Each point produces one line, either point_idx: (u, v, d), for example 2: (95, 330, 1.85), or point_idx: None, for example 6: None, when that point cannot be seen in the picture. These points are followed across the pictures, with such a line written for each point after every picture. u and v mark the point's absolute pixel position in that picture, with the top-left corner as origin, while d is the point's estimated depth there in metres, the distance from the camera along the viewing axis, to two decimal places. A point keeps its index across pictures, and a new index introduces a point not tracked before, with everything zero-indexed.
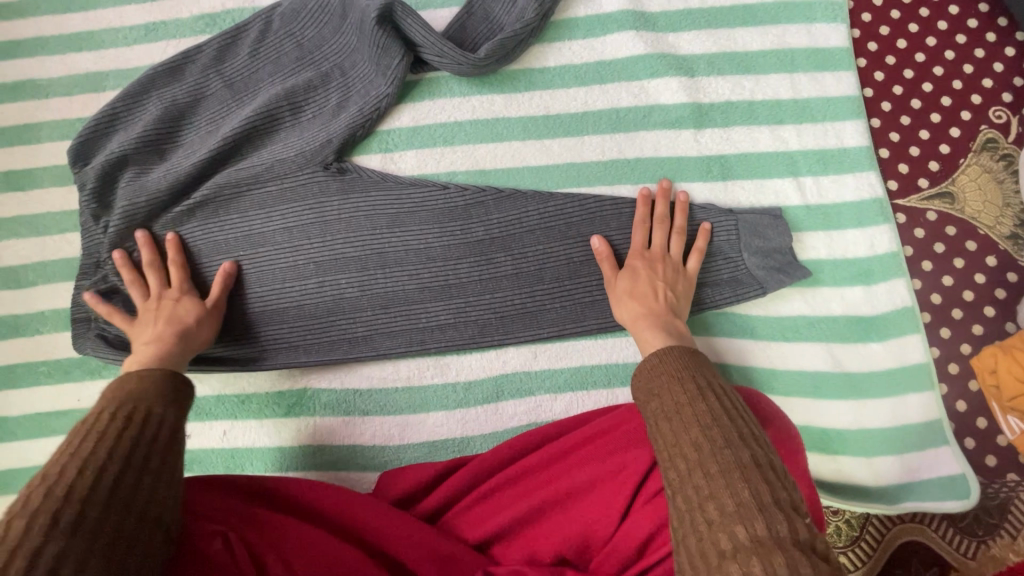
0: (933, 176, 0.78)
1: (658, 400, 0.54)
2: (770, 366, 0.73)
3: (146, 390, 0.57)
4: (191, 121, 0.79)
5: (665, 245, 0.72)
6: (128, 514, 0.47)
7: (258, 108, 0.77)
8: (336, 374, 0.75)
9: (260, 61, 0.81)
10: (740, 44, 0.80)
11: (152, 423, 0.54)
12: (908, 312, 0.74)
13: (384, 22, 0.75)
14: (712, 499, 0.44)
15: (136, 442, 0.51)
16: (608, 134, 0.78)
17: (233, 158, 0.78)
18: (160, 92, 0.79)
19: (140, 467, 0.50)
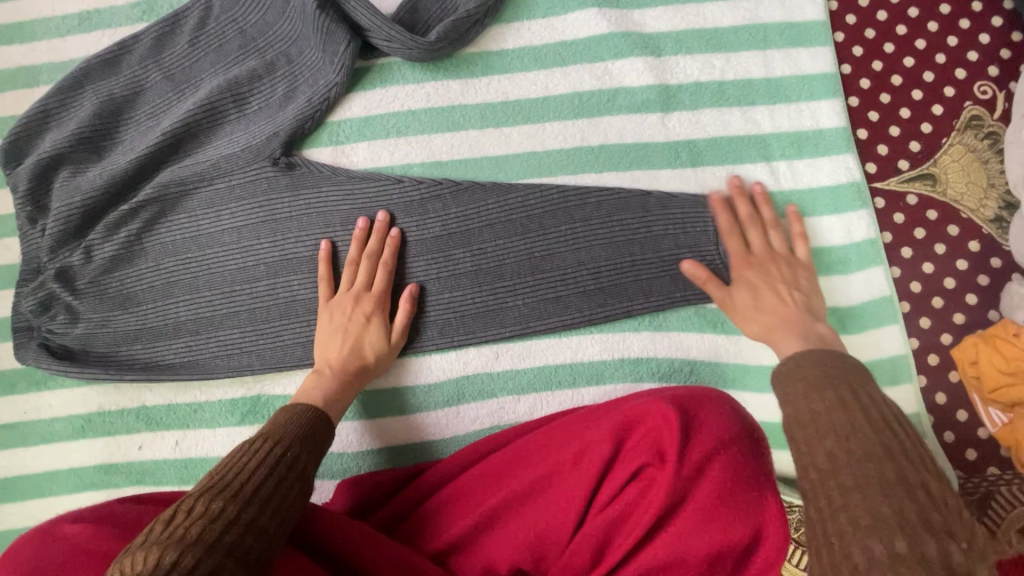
0: (914, 158, 0.74)
1: (790, 406, 0.50)
2: (741, 362, 0.70)
3: (297, 432, 0.57)
4: (129, 118, 0.75)
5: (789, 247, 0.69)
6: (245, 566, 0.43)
7: (199, 101, 0.73)
8: (291, 380, 0.72)
9: (201, 50, 0.76)
10: (709, 20, 0.75)
11: (291, 464, 0.53)
12: (886, 303, 0.70)
13: (326, 7, 0.71)
14: (845, 510, 0.40)
15: (272, 486, 0.50)
16: (570, 121, 0.74)
17: (174, 155, 0.74)
18: (96, 86, 0.75)
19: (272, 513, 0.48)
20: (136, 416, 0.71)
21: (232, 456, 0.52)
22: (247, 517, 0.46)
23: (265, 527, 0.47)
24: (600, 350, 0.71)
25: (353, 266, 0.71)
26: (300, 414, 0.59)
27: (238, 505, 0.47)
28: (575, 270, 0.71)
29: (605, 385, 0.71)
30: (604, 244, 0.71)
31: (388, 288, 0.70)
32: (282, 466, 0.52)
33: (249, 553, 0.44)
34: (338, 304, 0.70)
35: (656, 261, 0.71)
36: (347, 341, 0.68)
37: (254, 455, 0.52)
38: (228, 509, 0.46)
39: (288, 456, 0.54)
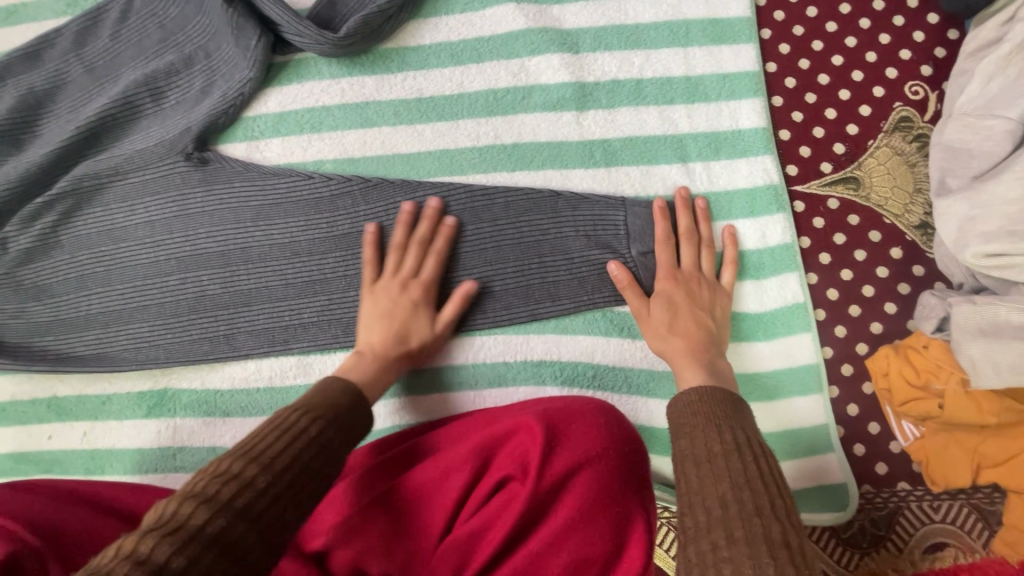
0: (838, 160, 0.71)
1: (688, 441, 0.54)
2: (647, 368, 0.69)
3: (337, 417, 0.54)
4: (51, 112, 0.76)
5: (716, 270, 0.68)
6: (259, 536, 0.42)
7: (116, 95, 0.74)
8: (198, 374, 0.73)
9: (122, 44, 0.76)
10: (630, 16, 0.73)
11: (325, 446, 0.51)
12: (799, 310, 0.68)
13: (235, 3, 0.71)
14: (729, 562, 0.42)
15: (302, 459, 0.48)
16: (483, 118, 0.73)
17: (90, 149, 0.75)
18: (17, 79, 0.75)
19: (294, 486, 0.46)
20: (47, 406, 0.73)
21: (263, 428, 0.50)
22: (270, 491, 0.45)
23: (285, 501, 0.45)
24: (503, 352, 0.69)
25: (399, 253, 0.69)
26: (311, 390, 0.57)
27: (269, 476, 0.45)
28: (481, 271, 0.70)
29: (509, 387, 0.69)
30: (513, 244, 0.70)
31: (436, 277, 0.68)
32: (315, 445, 0.50)
33: (269, 525, 0.43)
34: (382, 288, 0.68)
35: (566, 263, 0.69)
36: (394, 328, 0.66)
37: (291, 430, 0.50)
38: (258, 482, 0.45)
39: (328, 438, 0.52)
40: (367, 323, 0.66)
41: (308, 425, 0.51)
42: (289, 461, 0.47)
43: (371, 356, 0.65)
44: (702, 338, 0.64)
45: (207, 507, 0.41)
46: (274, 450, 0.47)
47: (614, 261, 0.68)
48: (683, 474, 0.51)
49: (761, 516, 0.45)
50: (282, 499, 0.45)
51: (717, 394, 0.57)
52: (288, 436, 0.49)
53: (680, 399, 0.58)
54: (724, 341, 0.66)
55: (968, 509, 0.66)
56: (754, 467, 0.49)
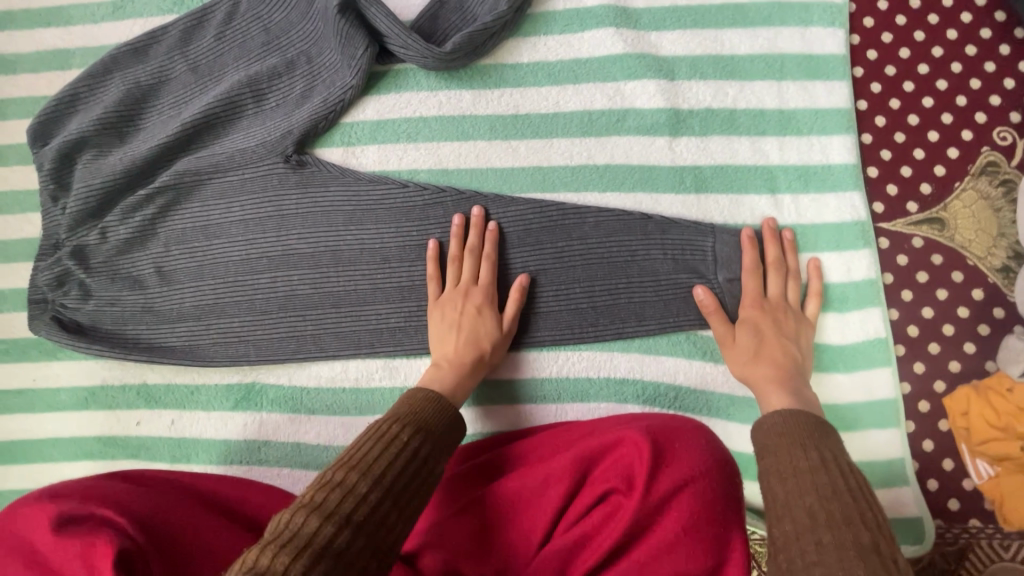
0: (924, 200, 0.72)
1: (773, 457, 0.54)
2: (728, 393, 0.70)
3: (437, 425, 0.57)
4: (154, 107, 0.78)
5: (801, 299, 0.69)
6: (372, 554, 0.46)
7: (220, 95, 0.75)
8: (286, 370, 0.74)
9: (227, 45, 0.78)
10: (727, 47, 0.75)
11: (429, 460, 0.54)
12: (881, 344, 0.69)
13: (347, 11, 0.73)
14: (820, 567, 0.43)
15: (404, 474, 0.51)
16: (578, 138, 0.75)
17: (191, 145, 0.76)
18: (123, 73, 0.78)
19: (402, 498, 0.50)
20: (136, 393, 0.75)
21: (368, 434, 0.53)
22: (375, 506, 0.47)
23: (392, 517, 0.48)
24: (587, 368, 0.71)
25: (459, 262, 0.71)
26: (423, 399, 0.58)
27: (373, 491, 0.48)
28: (569, 287, 0.72)
29: (591, 403, 0.71)
30: (602, 264, 0.72)
31: (491, 277, 0.71)
32: (413, 456, 0.53)
33: (378, 542, 0.46)
34: (448, 301, 0.70)
35: (654, 285, 0.71)
36: (463, 339, 0.69)
37: (392, 444, 0.53)
38: (370, 500, 0.47)
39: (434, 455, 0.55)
40: (451, 339, 0.69)
41: (405, 434, 0.54)
42: (386, 474, 0.50)
43: (451, 369, 0.67)
44: (786, 364, 0.66)
45: (317, 516, 0.44)
46: (370, 462, 0.50)
47: (701, 287, 0.69)
48: (768, 488, 0.52)
49: (849, 524, 0.46)
50: (390, 515, 0.48)
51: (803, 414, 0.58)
52: (391, 449, 0.52)
53: (765, 422, 0.58)
54: (808, 371, 0.67)
55: None
56: (842, 480, 0.50)
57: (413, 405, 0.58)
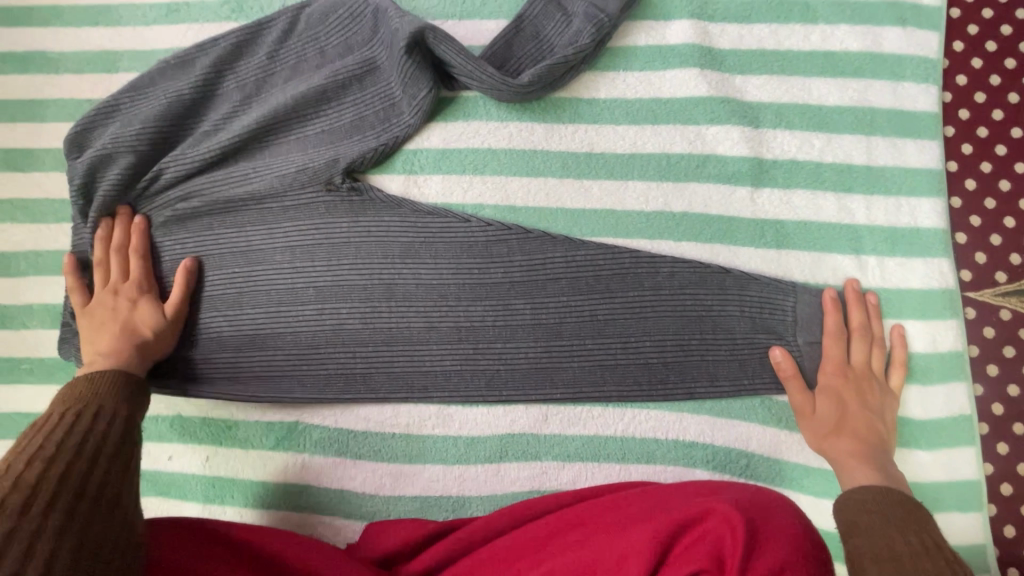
0: (1014, 271, 0.69)
1: (868, 539, 0.49)
2: (803, 462, 0.67)
3: (97, 392, 0.57)
4: (195, 126, 0.73)
5: (885, 369, 0.66)
6: (91, 503, 0.45)
7: (268, 118, 0.70)
8: (331, 411, 0.69)
9: (280, 64, 0.73)
10: (815, 96, 0.71)
11: (93, 415, 0.53)
12: (965, 422, 0.66)
13: (414, 50, 0.69)
14: None
15: (103, 439, 0.51)
16: (655, 182, 0.71)
17: (229, 168, 0.71)
18: (167, 85, 0.72)
19: (93, 455, 0.49)
20: (171, 425, 0.70)
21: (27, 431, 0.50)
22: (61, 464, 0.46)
23: (108, 478, 0.49)
24: (654, 428, 0.67)
25: (105, 262, 0.70)
26: (84, 380, 0.57)
27: (46, 455, 0.46)
28: (639, 340, 0.68)
29: (657, 465, 0.67)
30: (674, 317, 0.67)
31: (145, 272, 0.70)
32: (100, 424, 0.53)
33: (90, 494, 0.46)
34: (95, 304, 0.68)
35: (729, 345, 0.67)
36: (114, 328, 0.66)
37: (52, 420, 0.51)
38: (59, 463, 0.46)
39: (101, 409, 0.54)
40: (99, 336, 0.66)
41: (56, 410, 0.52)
42: (61, 442, 0.48)
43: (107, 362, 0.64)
44: (867, 440, 0.62)
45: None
46: (39, 443, 0.48)
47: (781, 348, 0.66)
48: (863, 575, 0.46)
49: None
50: (85, 472, 0.47)
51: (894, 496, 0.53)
52: (75, 423, 0.51)
53: (850, 497, 0.55)
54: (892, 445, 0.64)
55: None
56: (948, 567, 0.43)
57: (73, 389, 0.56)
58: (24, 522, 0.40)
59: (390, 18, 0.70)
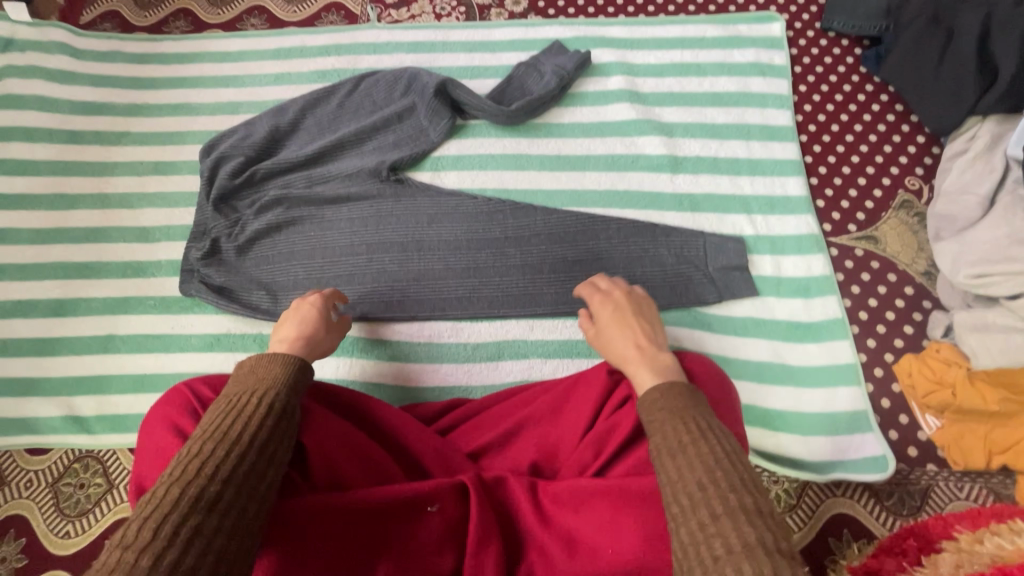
0: (860, 223, 0.98)
1: (660, 435, 0.58)
2: (723, 353, 0.89)
3: (282, 380, 0.65)
4: (285, 146, 1.06)
5: (612, 297, 0.82)
6: (256, 503, 0.53)
7: (339, 139, 1.04)
8: (373, 328, 0.94)
9: (346, 110, 1.08)
10: (709, 118, 1.06)
11: (271, 409, 0.60)
12: (838, 322, 0.90)
13: (440, 94, 1.05)
14: (717, 536, 0.47)
15: (262, 431, 0.58)
16: (604, 172, 1.02)
17: (310, 171, 1.03)
18: (270, 121, 1.06)
19: (268, 452, 0.57)
20: (254, 340, 0.94)
21: (221, 406, 0.60)
22: (244, 463, 0.54)
23: (260, 468, 0.55)
24: None
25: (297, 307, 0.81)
26: (268, 366, 0.66)
27: (234, 449, 0.55)
28: (597, 272, 0.94)
29: None
30: (623, 257, 0.95)
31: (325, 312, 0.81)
32: (269, 412, 0.60)
33: (257, 492, 0.54)
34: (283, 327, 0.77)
35: (661, 272, 0.93)
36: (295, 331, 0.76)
37: (241, 406, 0.60)
38: (235, 457, 0.54)
39: (286, 407, 0.62)
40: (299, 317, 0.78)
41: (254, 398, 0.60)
42: (246, 437, 0.56)
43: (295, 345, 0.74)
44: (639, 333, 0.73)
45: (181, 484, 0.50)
46: (228, 434, 0.56)
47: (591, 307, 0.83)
48: (662, 464, 0.55)
49: (734, 490, 0.50)
50: (258, 469, 0.55)
51: (668, 387, 0.62)
52: (243, 413, 0.59)
53: (644, 403, 0.62)
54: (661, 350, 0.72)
55: (986, 490, 0.81)
56: (723, 449, 0.54)
57: (259, 371, 0.66)
58: (207, 522, 0.49)
59: (422, 79, 1.06)
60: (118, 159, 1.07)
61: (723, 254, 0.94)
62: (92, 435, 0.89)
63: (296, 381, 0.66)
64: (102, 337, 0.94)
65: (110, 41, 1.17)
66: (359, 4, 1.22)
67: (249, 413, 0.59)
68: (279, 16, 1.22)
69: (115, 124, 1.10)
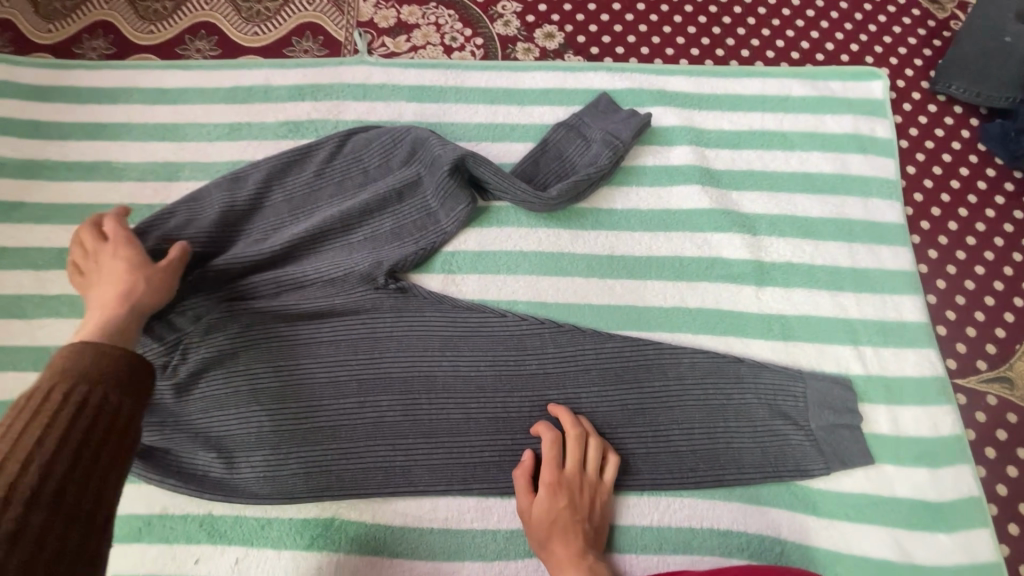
0: (991, 359, 0.78)
1: None
2: (832, 548, 0.68)
3: (113, 356, 0.49)
4: (242, 233, 0.77)
5: (565, 460, 0.68)
6: (79, 517, 0.42)
7: (316, 228, 0.76)
8: (368, 506, 0.69)
9: (325, 180, 0.80)
10: (801, 209, 0.82)
11: (97, 403, 0.46)
12: (975, 503, 0.70)
13: (456, 171, 0.78)
14: None
15: (80, 429, 0.45)
16: (671, 281, 0.79)
17: (278, 272, 0.75)
18: (219, 196, 0.77)
19: (94, 455, 0.45)
20: (200, 526, 0.68)
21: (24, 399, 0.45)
22: (56, 459, 0.43)
23: (82, 480, 0.43)
24: (689, 517, 0.69)
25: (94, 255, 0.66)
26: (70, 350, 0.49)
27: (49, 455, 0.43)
28: (668, 429, 0.71)
29: (694, 554, 0.68)
30: (699, 406, 0.72)
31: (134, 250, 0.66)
32: (95, 406, 0.46)
33: (82, 506, 0.43)
34: (95, 290, 0.64)
35: (749, 430, 0.71)
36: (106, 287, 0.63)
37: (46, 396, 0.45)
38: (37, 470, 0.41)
39: (115, 398, 0.48)
40: (101, 286, 0.63)
41: (73, 387, 0.46)
42: (57, 440, 0.43)
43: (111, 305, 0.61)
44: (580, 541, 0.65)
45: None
46: (30, 429, 0.43)
47: (545, 465, 0.68)
48: None
49: None
50: (89, 479, 0.44)
51: None
52: (52, 407, 0.44)
53: None
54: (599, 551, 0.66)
55: None
56: None
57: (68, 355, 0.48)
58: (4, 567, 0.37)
59: (432, 145, 0.79)
60: (5, 245, 0.78)
61: (829, 406, 0.72)
62: None
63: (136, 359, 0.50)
64: None
65: None
66: (343, 26, 0.94)
67: (58, 409, 0.44)
68: (235, 39, 0.92)
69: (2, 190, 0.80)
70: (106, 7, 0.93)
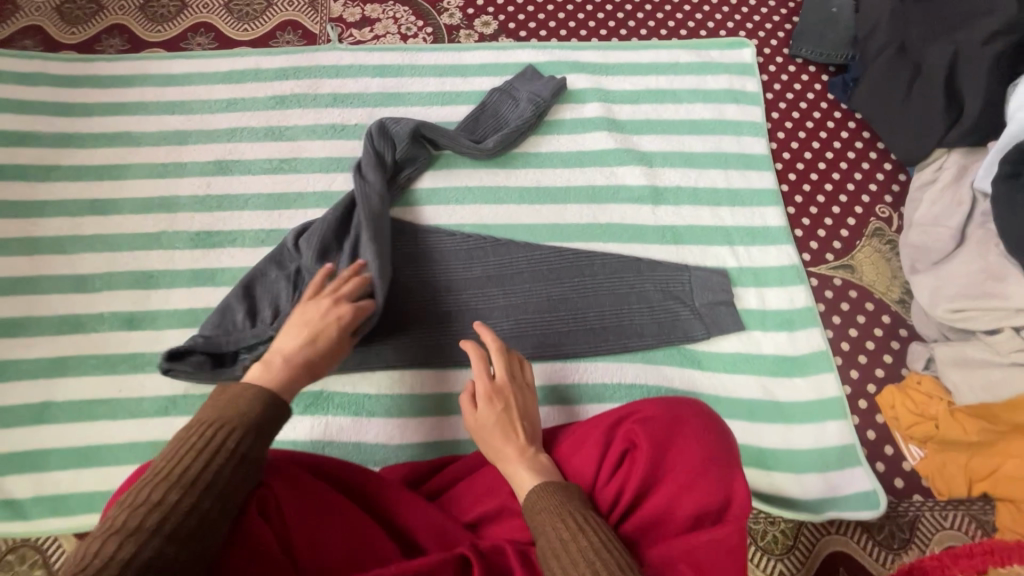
0: (837, 252, 0.99)
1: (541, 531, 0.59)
2: (713, 392, 0.88)
3: (247, 415, 0.58)
4: None
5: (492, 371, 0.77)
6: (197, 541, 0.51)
7: None
8: (350, 381, 0.87)
9: None
10: (688, 146, 1.04)
11: (238, 459, 0.56)
12: (822, 355, 0.91)
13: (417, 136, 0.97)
14: None
15: (217, 478, 0.54)
16: (586, 204, 0.99)
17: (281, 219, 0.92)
18: None
19: (221, 490, 0.54)
20: None
21: (178, 440, 0.56)
22: (191, 493, 0.52)
23: (211, 513, 0.53)
24: (602, 376, 0.89)
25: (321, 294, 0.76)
26: (232, 402, 0.59)
27: (185, 495, 0.52)
28: (585, 312, 0.91)
29: (606, 403, 0.87)
30: (608, 294, 0.92)
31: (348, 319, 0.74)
32: (235, 455, 0.55)
33: (201, 532, 0.51)
34: (292, 329, 0.71)
35: (648, 310, 0.91)
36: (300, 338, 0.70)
37: (199, 445, 0.55)
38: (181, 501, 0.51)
39: (245, 449, 0.56)
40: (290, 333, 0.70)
41: (224, 438, 0.56)
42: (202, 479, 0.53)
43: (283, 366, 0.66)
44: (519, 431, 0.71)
45: (120, 537, 0.47)
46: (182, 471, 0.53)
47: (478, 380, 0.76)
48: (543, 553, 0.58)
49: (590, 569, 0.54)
50: (211, 513, 0.52)
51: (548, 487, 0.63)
52: (205, 451, 0.55)
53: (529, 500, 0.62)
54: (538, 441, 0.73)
55: (967, 516, 0.83)
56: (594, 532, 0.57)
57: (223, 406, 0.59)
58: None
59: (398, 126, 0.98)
60: (47, 199, 0.95)
61: (709, 288, 0.93)
62: (27, 521, 0.79)
63: (266, 422, 0.59)
64: (37, 406, 0.83)
65: (33, 61, 1.05)
66: (317, 22, 1.15)
67: (201, 452, 0.54)
68: (228, 35, 1.12)
69: (42, 157, 0.98)
70: (121, 13, 1.13)
